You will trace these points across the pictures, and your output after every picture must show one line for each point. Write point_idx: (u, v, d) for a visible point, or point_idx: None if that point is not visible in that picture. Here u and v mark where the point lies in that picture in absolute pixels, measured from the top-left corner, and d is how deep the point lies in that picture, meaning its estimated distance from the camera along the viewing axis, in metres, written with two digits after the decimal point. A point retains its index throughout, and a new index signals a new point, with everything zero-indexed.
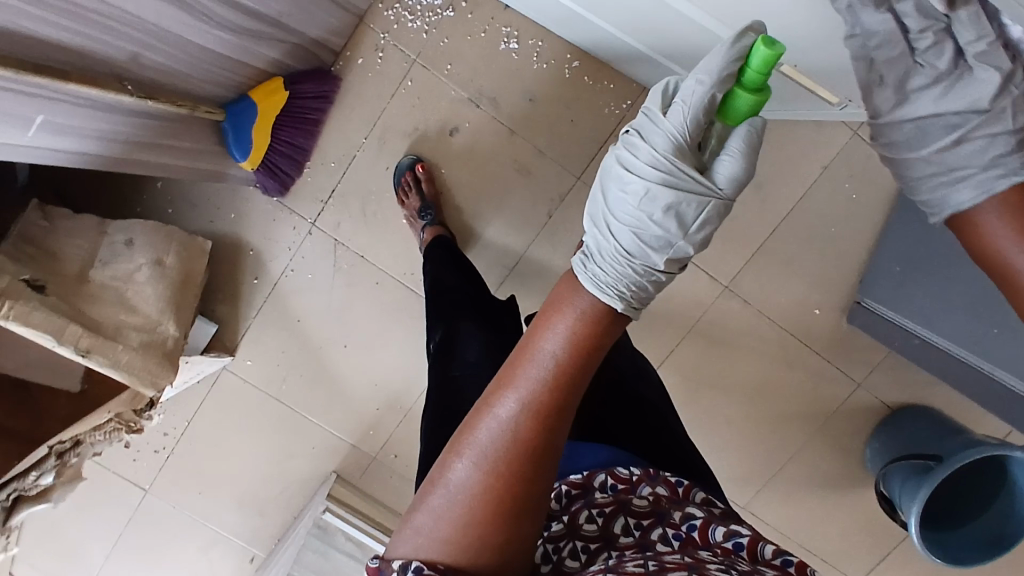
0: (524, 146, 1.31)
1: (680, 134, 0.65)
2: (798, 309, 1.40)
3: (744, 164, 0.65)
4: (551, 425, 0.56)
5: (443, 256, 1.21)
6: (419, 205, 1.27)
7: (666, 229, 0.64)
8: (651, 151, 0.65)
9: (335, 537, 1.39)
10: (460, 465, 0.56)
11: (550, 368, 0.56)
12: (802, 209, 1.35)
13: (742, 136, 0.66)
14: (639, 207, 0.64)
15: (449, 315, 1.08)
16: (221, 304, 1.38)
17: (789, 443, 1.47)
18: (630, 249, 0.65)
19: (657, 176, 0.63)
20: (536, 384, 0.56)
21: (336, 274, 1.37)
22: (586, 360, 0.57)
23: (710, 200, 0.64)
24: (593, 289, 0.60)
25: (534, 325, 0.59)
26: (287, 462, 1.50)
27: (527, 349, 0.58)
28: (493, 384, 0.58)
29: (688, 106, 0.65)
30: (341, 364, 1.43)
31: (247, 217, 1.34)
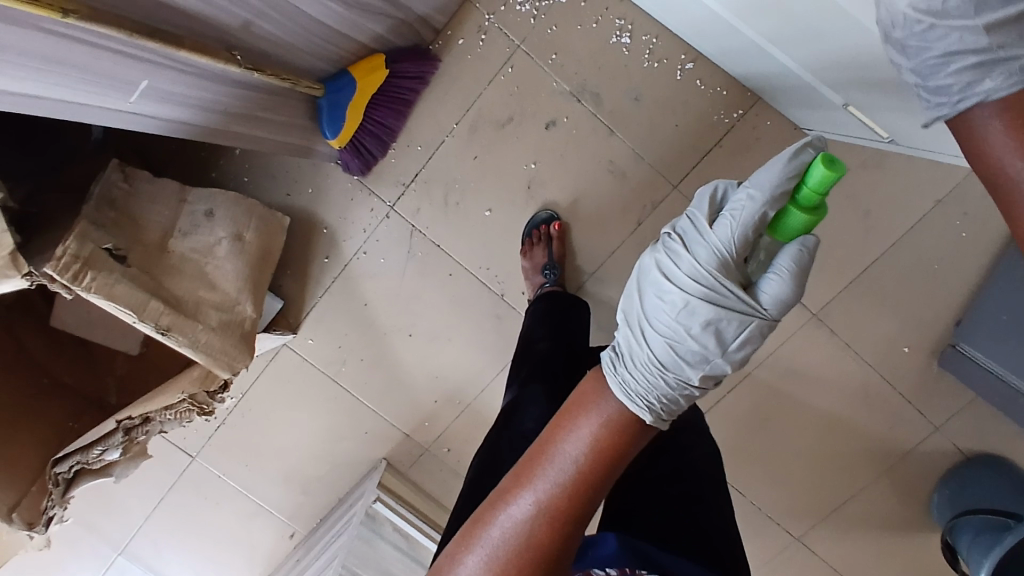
0: (622, 148, 1.24)
1: (725, 248, 0.67)
2: (885, 345, 1.33)
3: (791, 287, 0.65)
4: (559, 532, 0.63)
5: (541, 313, 1.20)
6: (545, 261, 1.24)
7: (703, 346, 0.67)
8: (692, 263, 0.67)
9: (383, 526, 1.36)
10: (472, 555, 0.65)
11: (566, 474, 0.63)
12: (907, 242, 1.27)
13: (790, 255, 0.65)
14: (677, 319, 0.67)
15: (532, 372, 1.08)
16: (289, 280, 1.34)
17: (856, 481, 1.42)
18: (664, 359, 0.68)
19: (696, 292, 0.66)
20: (551, 488, 0.63)
21: (409, 262, 1.32)
22: (602, 468, 0.63)
23: (752, 320, 0.66)
24: (623, 397, 0.65)
25: (557, 425, 0.66)
26: (337, 444, 1.47)
27: (547, 450, 0.65)
28: (514, 480, 0.66)
29: (734, 220, 0.66)
30: (404, 352, 1.38)
31: (325, 194, 1.29)
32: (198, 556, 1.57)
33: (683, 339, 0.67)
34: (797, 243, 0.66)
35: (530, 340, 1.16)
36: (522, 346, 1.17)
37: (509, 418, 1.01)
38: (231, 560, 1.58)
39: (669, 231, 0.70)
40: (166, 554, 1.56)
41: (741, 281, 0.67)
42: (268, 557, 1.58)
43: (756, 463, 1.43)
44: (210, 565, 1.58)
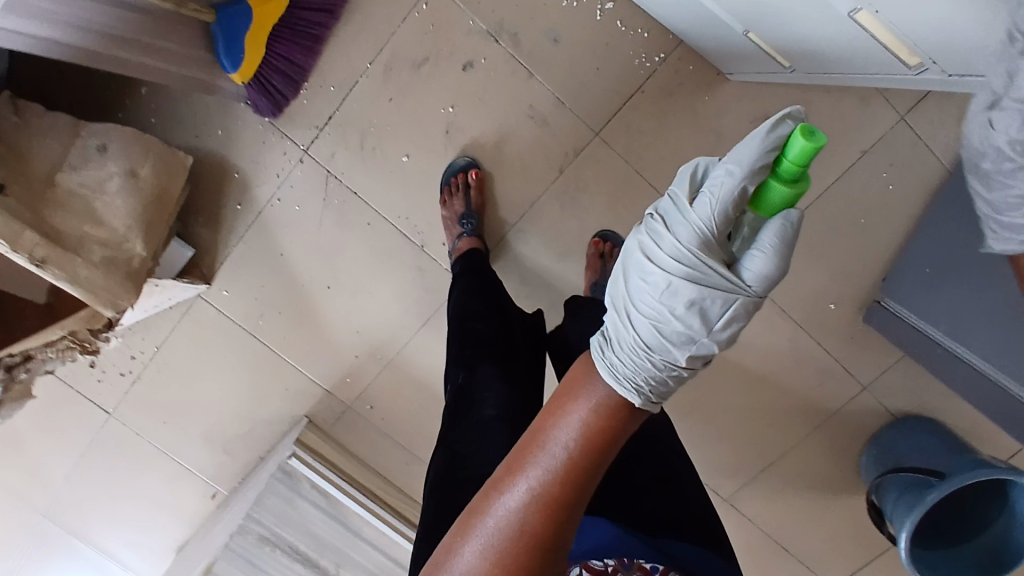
0: (542, 93, 1.20)
1: (707, 226, 0.63)
2: (812, 302, 1.31)
3: (777, 262, 0.61)
4: (559, 521, 0.59)
5: (475, 283, 1.11)
6: (463, 211, 1.20)
7: (688, 326, 0.63)
8: (674, 243, 0.63)
9: (301, 484, 1.33)
10: (465, 552, 0.59)
11: (560, 460, 0.59)
12: (833, 195, 1.25)
13: (774, 232, 0.62)
14: (660, 300, 0.63)
15: (470, 348, 0.98)
16: (202, 227, 1.29)
17: (785, 440, 1.40)
18: (650, 341, 0.65)
19: (677, 271, 0.62)
20: (546, 474, 0.59)
21: (326, 210, 1.28)
22: (597, 453, 0.60)
23: (736, 298, 0.62)
24: (610, 379, 0.62)
25: (548, 412, 0.62)
26: (257, 402, 1.43)
27: (539, 438, 0.61)
28: (505, 470, 0.61)
29: (716, 197, 0.62)
30: (324, 305, 1.35)
31: (236, 137, 1.24)
32: (120, 516, 1.52)
33: (666, 320, 0.64)
34: (780, 217, 0.62)
35: (463, 308, 1.06)
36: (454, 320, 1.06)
37: (463, 404, 0.89)
38: (154, 522, 1.54)
39: (650, 211, 0.67)
40: (86, 515, 1.51)
41: (724, 259, 0.64)
42: (191, 518, 1.54)
43: (685, 424, 1.41)
44: (132, 526, 1.53)
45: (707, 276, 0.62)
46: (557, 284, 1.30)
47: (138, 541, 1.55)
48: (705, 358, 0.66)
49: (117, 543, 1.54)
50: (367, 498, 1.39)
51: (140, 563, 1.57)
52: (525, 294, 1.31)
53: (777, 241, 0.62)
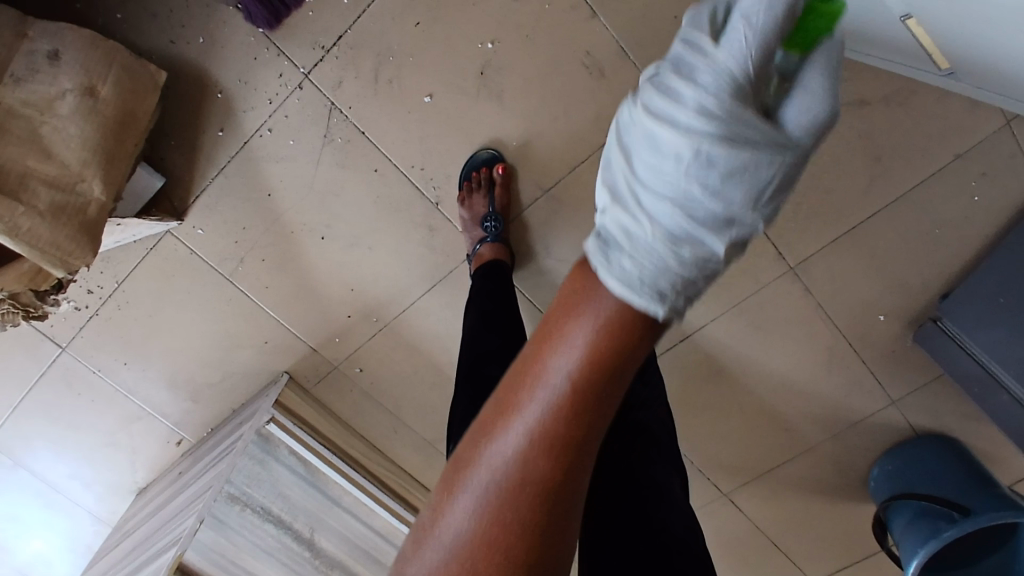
0: (604, 39, 0.99)
1: (739, 67, 0.46)
2: (860, 310, 1.19)
3: (824, 104, 0.46)
4: (544, 491, 0.45)
5: (489, 304, 1.02)
6: (486, 212, 1.07)
7: (719, 205, 0.45)
8: (694, 96, 0.45)
9: (278, 448, 1.21)
10: (438, 541, 0.47)
11: (549, 406, 0.45)
12: (911, 198, 1.09)
13: (822, 64, 0.47)
14: (676, 173, 0.45)
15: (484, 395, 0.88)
16: (175, 153, 1.07)
17: (797, 442, 1.33)
18: (670, 237, 0.45)
19: (708, 115, 0.45)
20: (544, 416, 0.45)
21: (326, 147, 1.07)
22: (595, 390, 0.45)
23: (786, 153, 0.45)
24: (619, 291, 0.45)
25: (532, 350, 0.48)
26: (231, 352, 1.27)
27: (520, 382, 0.48)
28: (479, 427, 0.49)
29: (749, 30, 0.46)
30: (314, 255, 1.16)
31: (221, 47, 1.00)
32: (74, 455, 1.39)
33: (694, 195, 0.45)
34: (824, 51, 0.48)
35: (474, 338, 0.97)
36: (465, 354, 0.96)
37: None
38: (112, 462, 1.41)
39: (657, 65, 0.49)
40: (36, 450, 1.37)
41: (756, 111, 0.48)
42: (154, 461, 1.42)
43: (697, 414, 1.34)
44: (87, 464, 1.40)
45: (747, 132, 0.45)
46: None
47: (91, 480, 1.43)
48: (745, 246, 0.48)
49: (70, 481, 1.42)
50: (350, 468, 1.28)
51: (92, 504, 1.46)
52: (547, 269, 1.15)
53: (824, 80, 0.47)
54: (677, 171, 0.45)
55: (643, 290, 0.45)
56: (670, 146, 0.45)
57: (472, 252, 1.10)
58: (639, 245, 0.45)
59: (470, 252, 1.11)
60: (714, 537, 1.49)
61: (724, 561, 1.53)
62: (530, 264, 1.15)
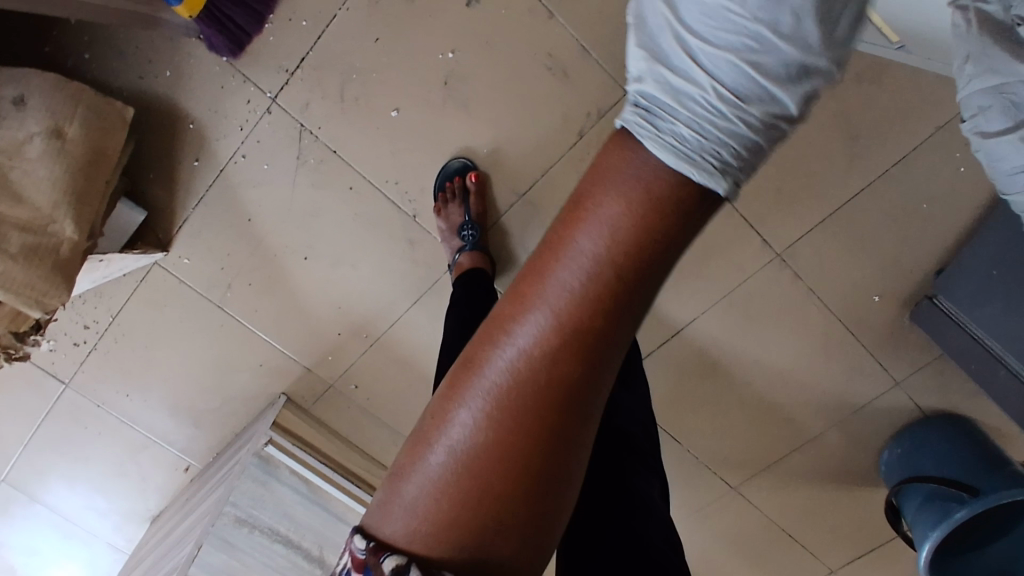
0: (564, 39, 0.98)
1: None
2: (854, 293, 1.16)
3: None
4: (594, 358, 0.42)
5: (470, 313, 1.01)
6: (462, 221, 1.06)
7: (799, 43, 0.42)
8: None
9: (278, 469, 1.21)
10: (464, 411, 0.43)
11: (596, 262, 0.41)
12: (894, 174, 1.07)
13: None
14: (744, 6, 0.42)
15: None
16: (154, 185, 1.09)
17: (802, 431, 1.31)
18: (736, 88, 0.43)
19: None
20: (568, 300, 0.42)
21: (300, 168, 1.08)
22: (649, 251, 0.42)
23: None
24: (671, 153, 0.42)
25: (573, 209, 0.44)
26: (228, 377, 1.28)
27: (561, 241, 0.43)
28: (512, 295, 0.44)
29: None
30: (299, 276, 1.17)
31: (189, 79, 1.02)
32: (88, 487, 1.42)
33: (755, 50, 0.42)
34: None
35: (454, 350, 0.96)
36: (445, 365, 0.96)
37: None
38: (125, 491, 1.44)
39: None
40: (50, 484, 1.40)
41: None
42: (165, 488, 1.44)
43: (698, 409, 1.32)
44: (101, 495, 1.43)
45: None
46: None
47: (106, 510, 1.46)
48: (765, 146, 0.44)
49: (86, 512, 1.45)
50: (352, 484, 1.28)
51: (110, 533, 1.49)
52: None
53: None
54: (734, 24, 0.42)
55: (698, 155, 0.42)
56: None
57: (453, 261, 1.09)
58: (693, 101, 0.43)
59: (450, 262, 1.11)
60: (728, 533, 1.47)
61: (740, 556, 1.50)
62: (513, 270, 1.15)
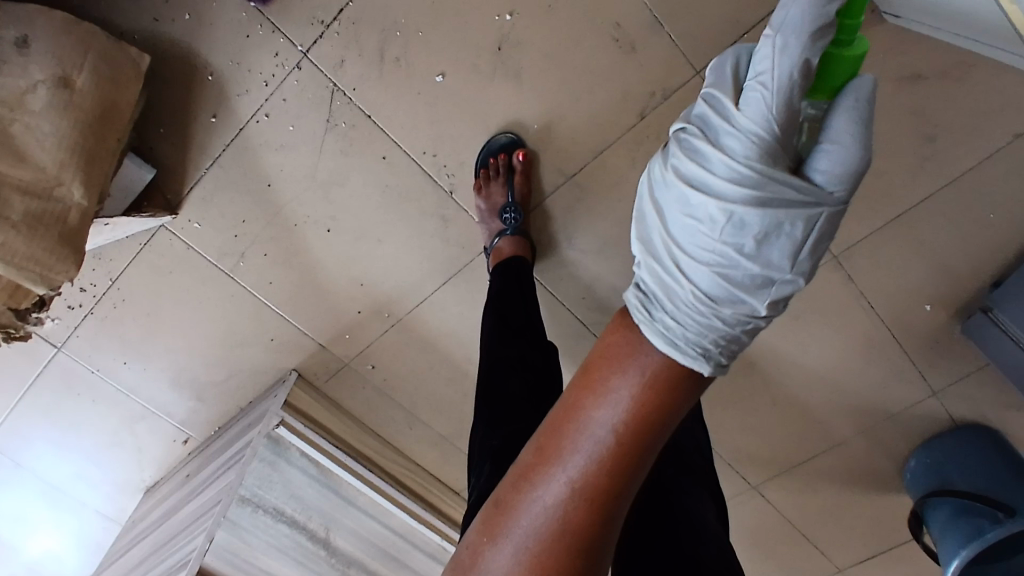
0: (635, 9, 0.88)
1: (760, 132, 0.54)
2: (905, 299, 1.11)
3: (855, 154, 0.54)
4: (603, 513, 0.57)
5: (509, 309, 0.96)
6: (504, 202, 0.98)
7: (758, 266, 0.55)
8: (727, 163, 0.55)
9: (289, 451, 1.15)
10: (500, 552, 0.59)
11: (605, 441, 0.58)
12: (967, 180, 1.00)
13: (848, 119, 0.55)
14: (716, 238, 0.56)
15: (509, 420, 0.82)
16: (166, 142, 0.99)
17: (830, 433, 1.28)
18: (715, 293, 0.57)
19: (742, 193, 0.54)
20: (582, 463, 0.58)
21: (328, 133, 0.98)
22: (645, 432, 0.58)
23: (820, 211, 0.54)
24: (664, 346, 0.58)
25: (584, 390, 0.61)
26: (235, 351, 1.20)
27: (577, 418, 0.60)
28: (537, 456, 0.61)
29: (767, 95, 0.54)
30: (320, 248, 1.08)
31: (210, 25, 0.91)
32: (79, 456, 1.34)
33: (727, 266, 0.56)
34: (851, 96, 0.55)
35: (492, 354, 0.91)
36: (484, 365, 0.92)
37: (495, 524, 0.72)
38: (119, 461, 1.37)
39: (685, 124, 0.59)
40: (39, 451, 1.32)
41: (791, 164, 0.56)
42: (162, 458, 1.38)
43: (726, 406, 1.28)
44: (92, 464, 1.36)
45: (780, 190, 0.53)
46: (615, 252, 1.06)
47: (98, 480, 1.39)
48: (785, 301, 0.58)
49: (76, 481, 1.38)
50: (365, 469, 1.21)
51: (102, 503, 1.43)
52: (570, 260, 1.08)
53: (859, 132, 0.54)
54: (704, 242, 0.56)
55: (687, 343, 0.58)
56: (694, 219, 0.56)
57: (490, 245, 1.02)
58: (678, 296, 0.58)
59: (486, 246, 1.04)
60: (740, 525, 1.46)
61: (750, 547, 1.50)
62: (552, 255, 1.08)
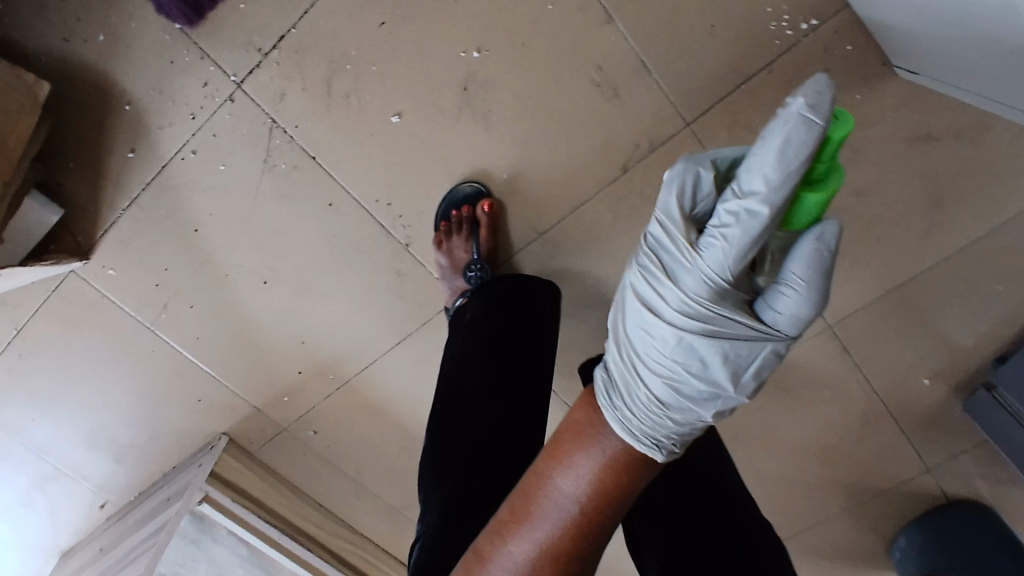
0: (617, 52, 0.79)
1: (716, 271, 0.48)
2: (902, 371, 1.02)
3: (814, 304, 0.47)
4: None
5: (485, 337, 0.80)
6: (468, 259, 0.87)
7: (706, 388, 0.51)
8: (679, 294, 0.49)
9: (216, 529, 0.99)
10: None
11: (575, 510, 0.50)
12: (971, 247, 0.91)
13: (808, 264, 0.46)
14: (667, 355, 0.51)
15: (464, 467, 0.69)
16: (76, 178, 0.85)
17: (815, 508, 1.18)
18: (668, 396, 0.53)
19: (690, 327, 0.49)
20: (552, 533, 0.50)
21: (266, 174, 0.85)
22: (616, 504, 0.51)
23: (768, 349, 0.49)
24: (622, 432, 0.52)
25: (551, 454, 0.53)
26: (156, 413, 1.04)
27: (544, 480, 0.52)
28: (503, 516, 0.52)
29: (721, 245, 0.47)
30: (254, 302, 0.95)
31: (129, 47, 0.79)
32: None
33: (678, 381, 0.52)
34: (815, 240, 0.46)
35: (461, 390, 0.77)
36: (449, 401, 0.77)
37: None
38: None
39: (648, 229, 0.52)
40: None
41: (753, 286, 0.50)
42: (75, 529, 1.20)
43: None
44: None
45: (732, 330, 0.49)
46: (590, 316, 0.95)
47: None
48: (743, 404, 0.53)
49: None
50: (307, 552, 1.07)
51: None
52: None
53: (818, 279, 0.46)
54: (658, 356, 0.52)
55: (647, 433, 0.52)
56: (647, 332, 0.52)
57: (452, 306, 0.89)
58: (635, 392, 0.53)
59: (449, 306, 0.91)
60: None
61: None
62: None
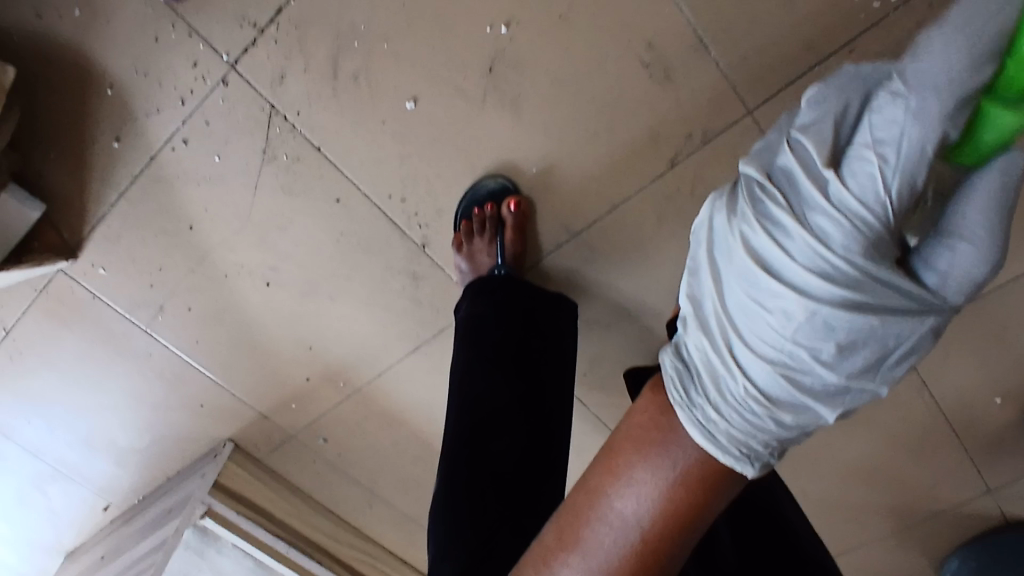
0: (672, 27, 0.66)
1: (868, 217, 0.41)
2: (975, 392, 0.91)
3: (990, 262, 0.40)
4: None
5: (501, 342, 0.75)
6: (492, 265, 0.78)
7: (832, 377, 0.43)
8: (813, 249, 0.42)
9: (219, 540, 0.93)
10: None
11: (632, 534, 0.48)
12: None
13: (990, 195, 0.40)
14: (783, 335, 0.43)
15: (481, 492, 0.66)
16: (58, 169, 0.76)
17: (860, 524, 1.10)
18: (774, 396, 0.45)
19: (828, 296, 0.42)
20: (607, 557, 0.48)
21: (266, 166, 0.76)
22: (680, 529, 0.48)
23: (926, 321, 0.42)
24: (702, 438, 0.47)
25: (608, 468, 0.50)
26: (157, 418, 0.98)
27: (600, 500, 0.50)
28: (553, 537, 0.51)
29: (890, 167, 0.40)
30: (258, 305, 0.87)
31: (106, 21, 0.68)
32: None
33: (793, 367, 0.44)
34: (996, 171, 0.40)
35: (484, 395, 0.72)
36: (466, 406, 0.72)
37: None
38: None
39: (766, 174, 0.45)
40: None
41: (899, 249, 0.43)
42: None
43: None
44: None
45: (881, 297, 0.42)
46: (625, 324, 0.87)
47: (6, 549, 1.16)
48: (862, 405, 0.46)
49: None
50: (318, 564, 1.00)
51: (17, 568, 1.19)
52: None
53: (996, 227, 0.40)
54: (772, 337, 0.44)
55: (728, 444, 0.47)
56: (761, 303, 0.44)
57: None
58: (728, 389, 0.46)
59: None
60: None
61: None
62: None
